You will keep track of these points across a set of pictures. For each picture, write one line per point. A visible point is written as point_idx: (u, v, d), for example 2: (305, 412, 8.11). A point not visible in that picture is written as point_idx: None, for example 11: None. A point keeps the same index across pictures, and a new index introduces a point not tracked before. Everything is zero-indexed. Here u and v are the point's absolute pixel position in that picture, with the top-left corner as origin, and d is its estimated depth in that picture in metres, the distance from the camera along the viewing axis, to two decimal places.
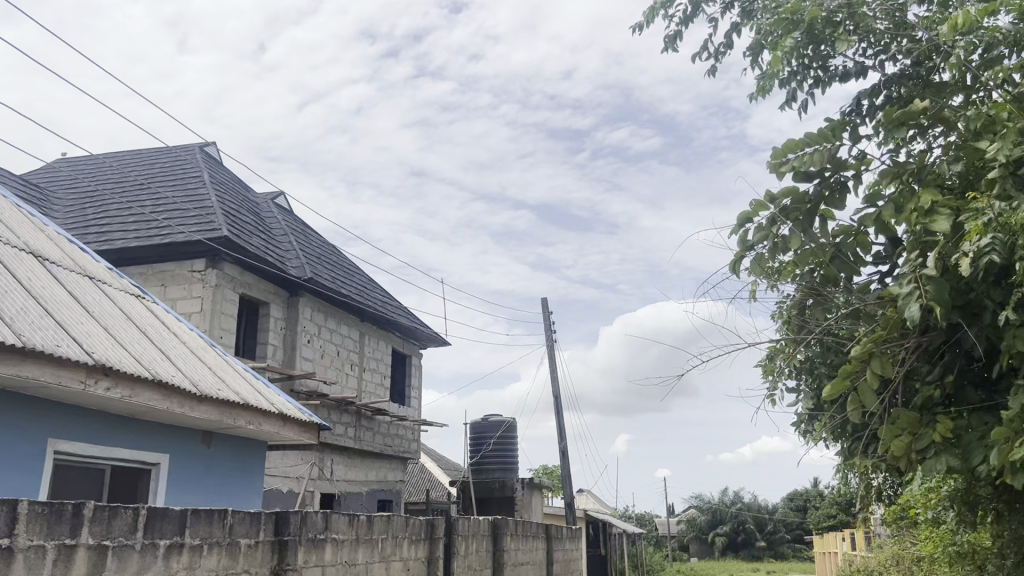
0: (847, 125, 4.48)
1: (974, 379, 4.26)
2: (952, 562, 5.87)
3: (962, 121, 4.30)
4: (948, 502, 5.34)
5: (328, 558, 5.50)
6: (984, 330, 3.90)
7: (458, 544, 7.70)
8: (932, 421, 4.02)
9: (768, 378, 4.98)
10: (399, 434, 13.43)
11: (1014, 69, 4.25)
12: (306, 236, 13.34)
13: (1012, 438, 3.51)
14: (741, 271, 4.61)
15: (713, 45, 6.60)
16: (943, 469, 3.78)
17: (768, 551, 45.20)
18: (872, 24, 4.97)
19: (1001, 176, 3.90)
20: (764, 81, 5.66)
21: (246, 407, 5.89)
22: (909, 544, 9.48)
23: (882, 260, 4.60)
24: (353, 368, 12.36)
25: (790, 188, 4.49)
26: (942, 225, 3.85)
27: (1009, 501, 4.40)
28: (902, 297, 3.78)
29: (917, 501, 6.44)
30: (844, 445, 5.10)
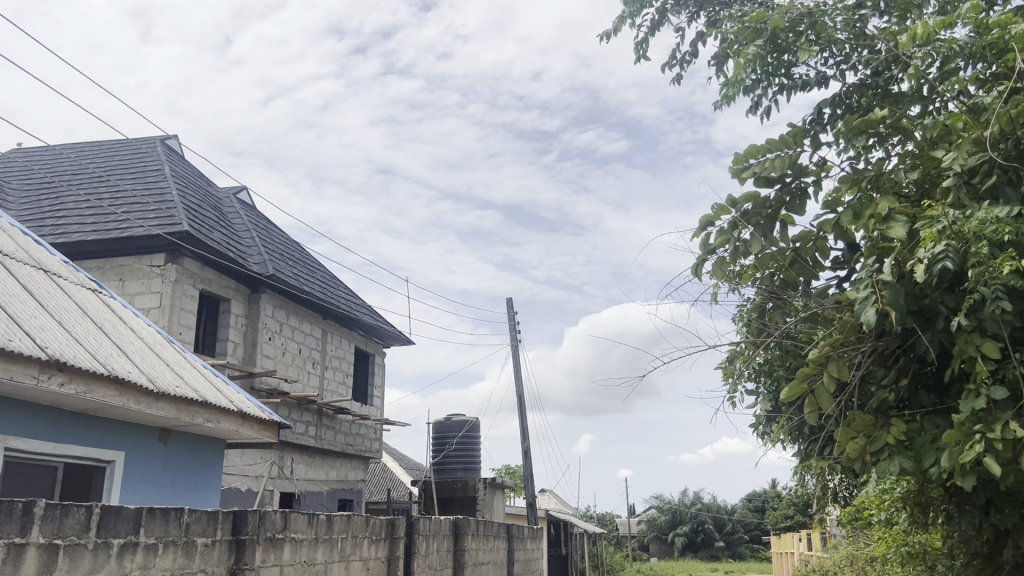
0: (808, 132, 4.56)
1: (927, 383, 4.35)
2: (904, 562, 5.99)
3: (919, 130, 4.40)
4: (901, 504, 5.43)
5: (286, 557, 5.45)
6: (937, 335, 3.98)
7: (419, 544, 7.68)
8: (886, 424, 4.10)
9: (727, 380, 5.07)
10: (360, 433, 13.36)
11: (970, 81, 4.34)
12: (269, 233, 13.21)
13: (962, 441, 3.59)
14: (702, 275, 4.68)
15: (678, 54, 6.66)
16: (896, 471, 3.86)
17: (727, 551, 45.72)
18: (834, 33, 5.03)
19: (956, 184, 4.00)
20: (728, 88, 5.70)
21: (204, 404, 5.82)
22: (862, 544, 9.66)
23: (841, 265, 4.67)
24: (314, 366, 12.27)
25: (751, 193, 4.55)
26: (898, 231, 3.92)
27: (959, 503, 4.51)
28: (859, 300, 3.86)
29: (872, 503, 6.54)
30: (800, 447, 5.18)
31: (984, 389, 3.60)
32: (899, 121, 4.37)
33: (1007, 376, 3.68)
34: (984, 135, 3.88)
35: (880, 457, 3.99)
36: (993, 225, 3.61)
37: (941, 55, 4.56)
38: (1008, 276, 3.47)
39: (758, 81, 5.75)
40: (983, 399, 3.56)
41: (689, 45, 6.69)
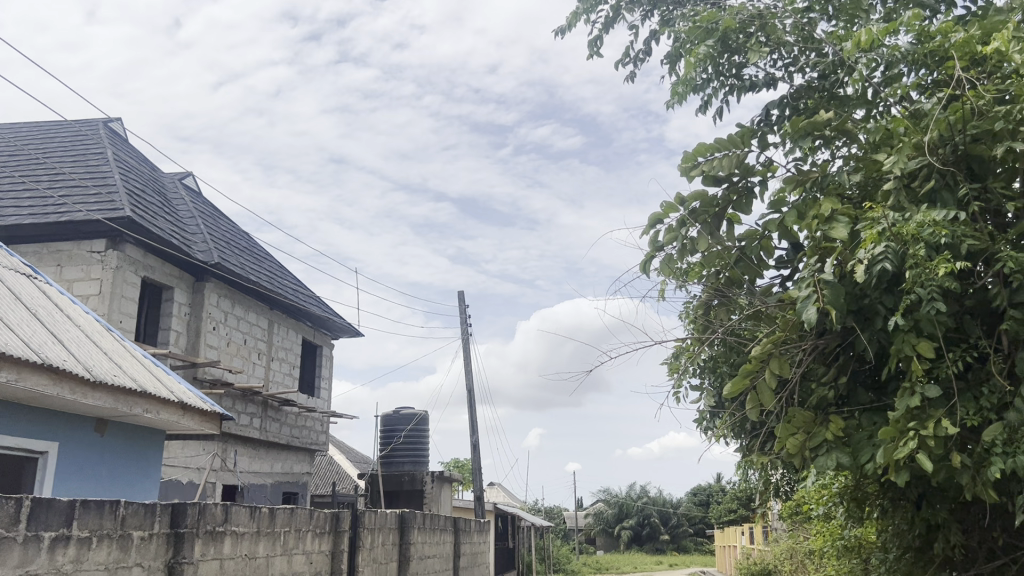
0: (756, 132, 4.63)
1: (866, 381, 4.44)
2: (841, 555, 6.15)
3: (863, 133, 4.50)
4: (838, 498, 5.55)
5: (227, 551, 5.37)
6: (875, 334, 4.07)
7: (364, 537, 7.63)
8: (825, 420, 4.20)
9: (673, 376, 5.11)
10: (307, 425, 13.22)
11: (912, 87, 4.43)
12: (215, 220, 12.97)
13: (897, 438, 3.69)
14: (650, 271, 4.72)
15: (631, 50, 6.68)
16: (833, 466, 3.96)
17: (672, 544, 46.35)
18: (783, 36, 5.13)
19: (896, 188, 4.09)
20: (679, 87, 5.71)
21: (143, 394, 5.69)
22: (802, 537, 9.86)
23: (785, 263, 4.75)
24: (260, 357, 12.09)
25: (699, 192, 4.60)
26: (840, 232, 4.01)
27: (894, 498, 4.63)
28: (800, 299, 3.93)
29: (811, 497, 6.67)
30: (743, 442, 5.26)
31: (919, 387, 3.70)
32: (844, 124, 4.47)
33: (941, 375, 3.78)
34: (924, 140, 3.98)
35: (819, 453, 4.08)
36: (930, 227, 3.69)
37: (885, 61, 4.65)
38: (943, 278, 3.56)
39: (709, 81, 5.69)
40: (917, 398, 3.66)
41: (643, 42, 6.72)
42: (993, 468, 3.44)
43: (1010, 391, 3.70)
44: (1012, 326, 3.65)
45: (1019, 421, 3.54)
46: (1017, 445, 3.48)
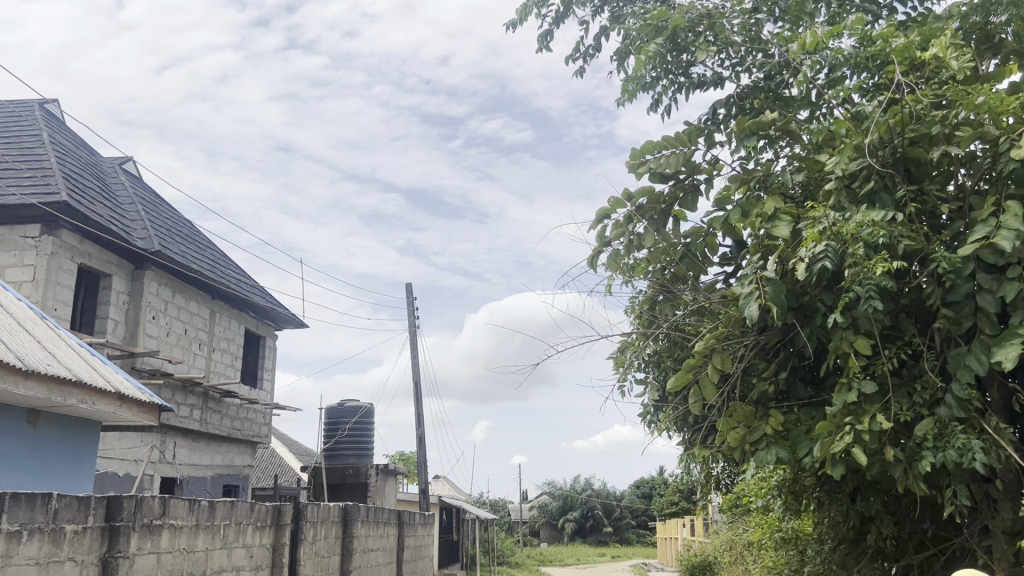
0: (702, 131, 4.69)
1: (805, 376, 4.54)
2: (779, 546, 6.28)
3: (806, 134, 4.60)
4: (776, 491, 5.66)
5: (164, 544, 5.27)
6: (815, 330, 4.17)
7: (306, 530, 7.54)
8: (765, 415, 4.28)
9: (618, 370, 5.17)
10: (248, 417, 13.01)
11: (854, 89, 4.53)
12: (155, 207, 12.65)
13: (834, 432, 3.78)
14: (598, 266, 4.76)
15: (581, 45, 6.69)
16: (772, 460, 4.04)
17: (615, 536, 46.92)
18: (730, 36, 5.21)
19: (837, 188, 4.19)
20: (628, 84, 5.71)
21: (78, 384, 5.53)
22: (740, 529, 10.06)
23: (728, 261, 4.83)
24: (201, 347, 11.86)
25: (647, 188, 4.64)
26: (782, 230, 4.08)
27: (830, 491, 4.75)
28: (743, 296, 4.00)
29: (751, 490, 6.80)
30: (685, 435, 5.35)
31: (855, 383, 3.79)
32: (788, 124, 4.55)
33: (877, 372, 3.89)
34: (864, 142, 4.07)
35: (759, 446, 4.16)
36: (869, 227, 3.77)
37: (829, 64, 4.73)
38: (880, 277, 3.65)
39: (657, 79, 5.71)
40: (853, 393, 3.75)
41: (593, 38, 6.74)
42: (924, 462, 3.56)
43: (941, 388, 3.83)
44: (945, 325, 3.77)
45: (949, 417, 3.66)
46: (947, 440, 3.61)
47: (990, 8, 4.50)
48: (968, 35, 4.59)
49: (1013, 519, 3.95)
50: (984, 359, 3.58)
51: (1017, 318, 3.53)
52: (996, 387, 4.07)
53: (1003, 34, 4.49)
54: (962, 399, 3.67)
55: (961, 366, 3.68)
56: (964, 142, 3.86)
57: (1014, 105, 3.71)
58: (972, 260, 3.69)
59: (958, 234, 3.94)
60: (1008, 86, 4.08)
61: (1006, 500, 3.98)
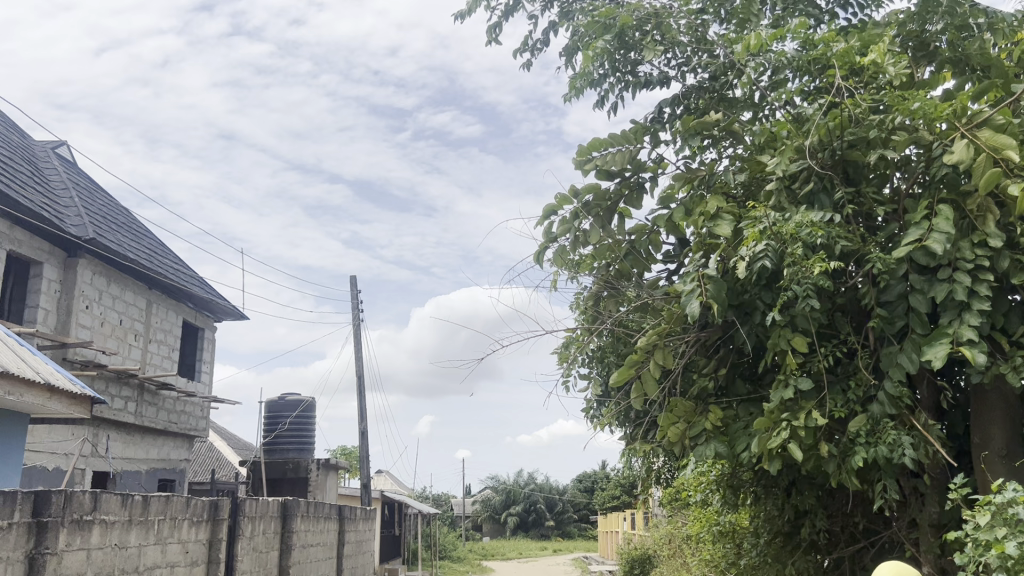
0: (648, 130, 4.73)
1: (743, 373, 4.61)
2: (716, 539, 6.39)
3: (749, 135, 4.68)
4: (715, 486, 5.74)
5: (95, 541, 5.13)
6: (753, 328, 4.25)
7: (244, 525, 7.41)
8: (705, 410, 4.34)
9: (562, 365, 5.19)
10: (185, 410, 12.73)
11: (796, 92, 4.61)
12: (90, 193, 12.27)
13: (772, 428, 3.85)
14: (544, 262, 4.77)
15: (529, 39, 6.68)
16: (711, 455, 4.11)
17: (557, 530, 47.26)
18: (677, 36, 5.25)
19: (777, 188, 4.28)
20: (576, 80, 5.70)
21: (6, 376, 5.33)
22: (680, 523, 10.22)
23: (671, 258, 4.89)
24: (136, 338, 11.56)
25: (593, 184, 4.67)
26: (724, 229, 4.14)
27: (766, 485, 4.84)
28: (685, 293, 4.04)
29: (690, 484, 6.90)
30: (627, 429, 5.41)
31: (792, 379, 3.87)
32: (731, 125, 4.62)
33: (813, 369, 3.98)
34: (805, 144, 4.14)
35: (698, 441, 4.22)
36: (808, 228, 3.84)
37: (772, 66, 4.80)
38: (818, 276, 3.73)
39: (605, 76, 5.72)
40: (790, 390, 3.83)
41: (542, 33, 6.73)
42: (857, 457, 3.65)
43: (874, 385, 3.93)
44: (879, 324, 3.87)
45: (881, 413, 3.76)
46: (879, 437, 3.71)
47: (926, 16, 4.63)
48: (905, 42, 4.70)
49: (939, 513, 4.08)
50: (914, 358, 3.68)
51: (947, 318, 3.63)
52: (925, 384, 4.20)
53: (938, 42, 4.61)
54: (893, 396, 3.77)
55: (893, 364, 3.77)
56: (900, 146, 3.95)
57: (948, 112, 3.79)
58: (905, 262, 3.79)
59: (892, 236, 4.04)
60: (942, 93, 4.19)
61: (932, 494, 4.11)
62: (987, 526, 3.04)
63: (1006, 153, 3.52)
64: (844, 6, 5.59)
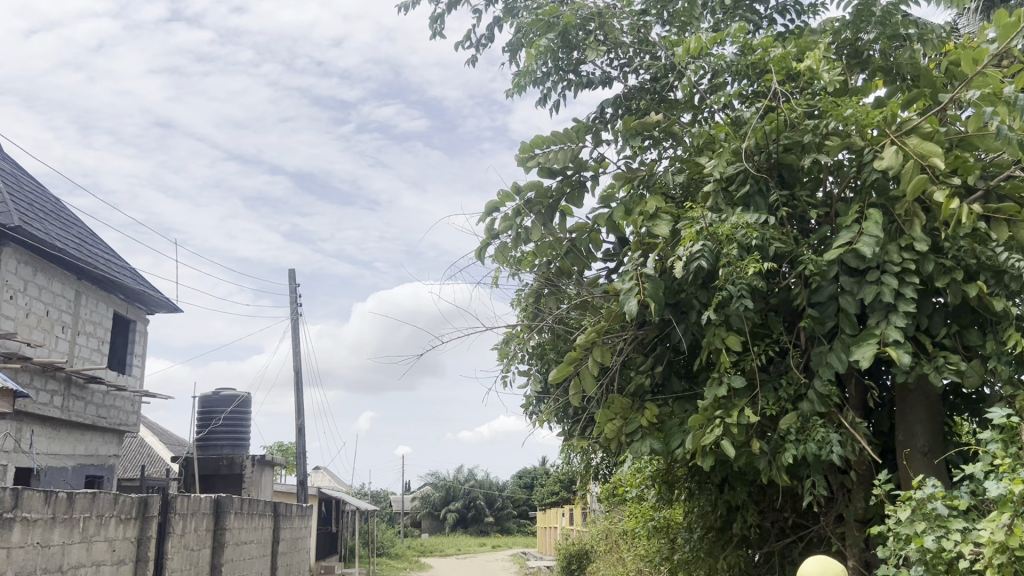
0: (590, 128, 4.76)
1: (679, 370, 4.68)
2: (651, 534, 6.48)
3: (688, 136, 4.75)
4: (651, 482, 5.82)
5: (16, 539, 4.96)
6: (690, 326, 4.32)
7: (174, 523, 7.25)
8: (641, 407, 4.39)
9: (502, 361, 5.21)
10: (115, 405, 12.39)
11: (734, 96, 4.69)
12: (17, 180, 11.84)
13: (705, 425, 3.91)
14: (485, 258, 4.77)
15: (473, 34, 6.66)
16: (647, 452, 4.16)
17: (496, 526, 47.34)
18: (619, 36, 5.30)
19: (714, 190, 4.36)
20: (518, 78, 5.70)
21: None
22: (616, 519, 10.33)
23: (611, 257, 4.93)
24: (64, 330, 11.20)
25: (534, 182, 4.68)
26: (662, 229, 4.19)
27: (700, 480, 4.93)
28: (623, 291, 4.07)
29: (627, 480, 6.97)
30: (565, 426, 5.44)
31: (726, 377, 3.94)
32: (671, 126, 4.69)
33: (746, 368, 4.06)
34: (742, 146, 4.20)
35: (634, 438, 4.27)
36: (743, 229, 3.91)
37: (711, 69, 4.87)
38: (752, 276, 3.80)
39: (548, 74, 5.73)
40: (724, 388, 3.89)
41: (486, 28, 6.72)
42: (787, 454, 3.74)
43: (804, 383, 4.03)
44: (811, 324, 3.97)
45: (811, 411, 3.86)
46: (808, 434, 3.80)
47: (860, 25, 4.76)
48: (840, 50, 4.83)
49: (864, 508, 4.20)
50: (843, 357, 3.78)
51: (875, 320, 3.74)
52: (853, 383, 4.32)
53: (871, 51, 4.76)
54: (823, 395, 3.87)
55: (823, 363, 3.87)
56: (833, 151, 4.05)
57: (878, 119, 3.90)
58: (836, 263, 3.90)
59: (824, 239, 4.15)
60: (873, 100, 4.32)
61: (858, 490, 4.23)
62: (908, 520, 3.12)
63: (932, 160, 3.64)
64: (782, 12, 5.70)
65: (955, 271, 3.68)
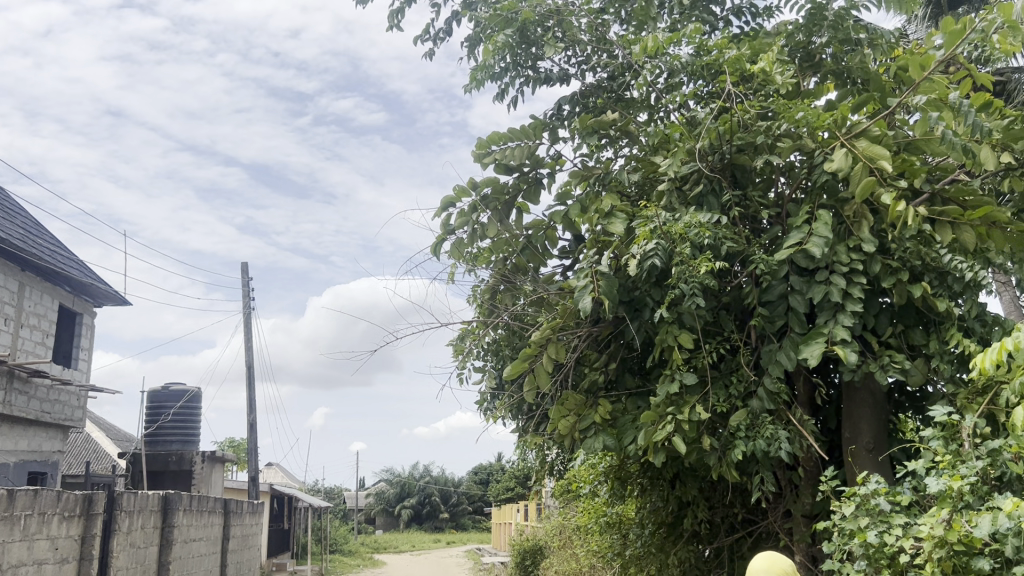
0: (547, 125, 4.77)
1: (633, 367, 4.71)
2: (603, 530, 6.53)
3: (644, 136, 4.78)
4: (604, 478, 5.85)
5: None
6: (643, 324, 4.36)
7: (121, 520, 7.11)
8: (595, 404, 4.42)
9: (456, 357, 5.21)
10: (59, 399, 12.10)
11: (690, 96, 4.74)
12: None
13: (657, 421, 3.94)
14: (441, 254, 4.76)
15: (431, 28, 6.63)
16: (600, 448, 4.19)
17: (450, 522, 47.26)
18: (577, 34, 5.31)
19: (669, 189, 4.39)
20: (476, 72, 5.68)
21: None
22: (570, 514, 10.38)
23: (567, 254, 4.95)
24: (7, 323, 10.90)
25: (491, 178, 4.67)
26: (617, 227, 4.21)
27: (652, 476, 4.98)
28: (578, 289, 4.09)
29: (581, 476, 7.01)
30: (519, 422, 5.46)
31: (678, 374, 3.98)
32: (627, 125, 4.72)
33: (698, 365, 4.10)
34: (696, 147, 4.24)
35: (587, 434, 4.29)
36: (696, 228, 3.95)
37: (667, 69, 4.90)
38: (704, 276, 3.84)
39: (506, 70, 5.72)
40: (676, 385, 3.93)
41: (444, 22, 6.69)
42: (736, 451, 3.79)
43: (754, 381, 4.09)
44: (761, 323, 4.02)
45: (760, 408, 3.91)
46: (757, 431, 3.86)
47: (812, 29, 4.84)
48: (793, 52, 4.89)
49: (811, 503, 4.28)
50: (792, 355, 3.84)
51: (823, 319, 3.81)
52: (802, 381, 4.40)
53: (824, 54, 4.83)
54: (772, 392, 3.93)
55: (773, 362, 3.93)
56: (785, 152, 4.11)
57: (829, 121, 3.96)
58: (786, 263, 3.96)
59: (775, 239, 4.21)
60: (825, 103, 4.38)
61: (805, 486, 4.31)
62: (852, 516, 3.19)
63: (880, 163, 3.71)
64: (737, 13, 5.77)
65: (901, 272, 3.76)
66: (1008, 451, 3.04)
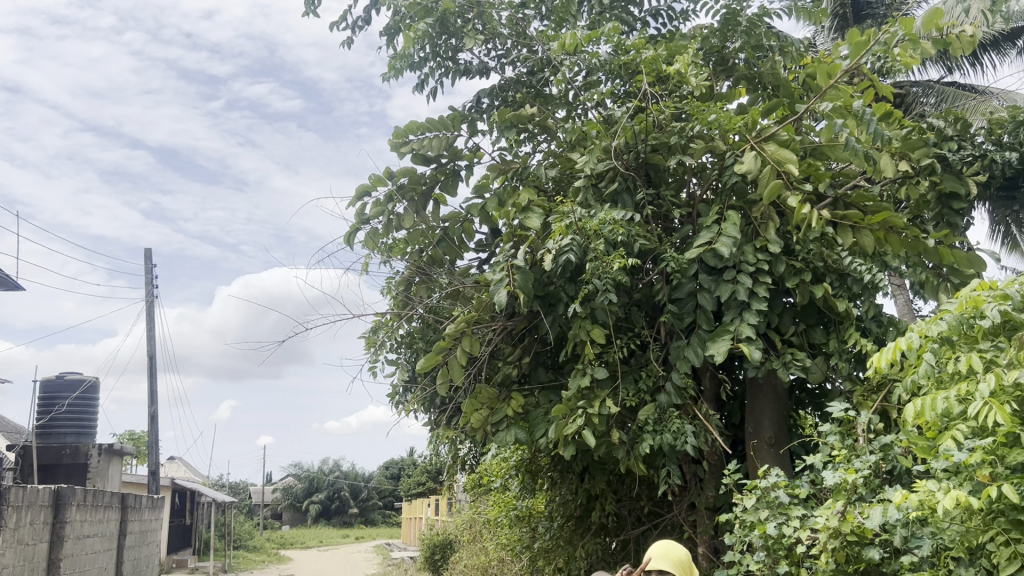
0: (466, 118, 4.74)
1: (546, 362, 4.74)
2: (513, 523, 6.54)
3: (561, 132, 4.82)
4: (515, 472, 5.86)
5: None
6: (557, 319, 4.38)
7: (7, 516, 6.74)
8: (508, 397, 4.41)
9: (369, 350, 5.14)
10: None
11: (607, 95, 4.79)
12: None
13: (568, 415, 3.96)
14: (355, 244, 4.68)
15: (350, 15, 6.50)
16: (511, 441, 4.19)
17: (360, 518, 46.59)
18: (497, 27, 5.30)
19: (584, 186, 4.42)
20: (395, 61, 5.60)
21: None
22: (481, 509, 10.38)
23: (483, 247, 4.95)
24: None
25: (408, 168, 4.61)
26: (534, 222, 4.22)
27: (562, 470, 5.02)
28: (493, 282, 4.07)
29: (492, 470, 6.99)
30: (432, 416, 5.42)
31: (589, 369, 4.02)
32: (545, 121, 4.75)
33: (609, 360, 4.15)
34: (612, 145, 4.28)
35: (499, 427, 4.28)
36: (610, 225, 3.98)
37: (585, 67, 4.93)
38: (616, 272, 3.89)
39: (425, 60, 5.65)
40: (587, 378, 3.97)
41: (363, 10, 6.57)
42: (644, 444, 3.85)
43: (662, 376, 4.16)
44: (670, 320, 4.09)
45: (667, 403, 3.98)
46: (664, 425, 3.92)
47: (726, 34, 4.95)
48: (708, 56, 4.99)
49: (714, 496, 4.39)
50: (699, 352, 3.93)
51: (729, 317, 3.90)
52: (708, 377, 4.50)
53: (736, 59, 4.94)
54: (679, 387, 4.00)
55: (680, 358, 4.01)
56: (697, 154, 4.19)
57: (740, 124, 4.04)
58: (696, 262, 4.03)
59: (686, 238, 4.30)
60: (736, 107, 4.48)
61: (710, 479, 4.42)
62: (752, 508, 3.27)
63: (787, 167, 3.81)
64: (655, 15, 5.85)
65: (804, 272, 3.88)
66: (898, 446, 3.18)
